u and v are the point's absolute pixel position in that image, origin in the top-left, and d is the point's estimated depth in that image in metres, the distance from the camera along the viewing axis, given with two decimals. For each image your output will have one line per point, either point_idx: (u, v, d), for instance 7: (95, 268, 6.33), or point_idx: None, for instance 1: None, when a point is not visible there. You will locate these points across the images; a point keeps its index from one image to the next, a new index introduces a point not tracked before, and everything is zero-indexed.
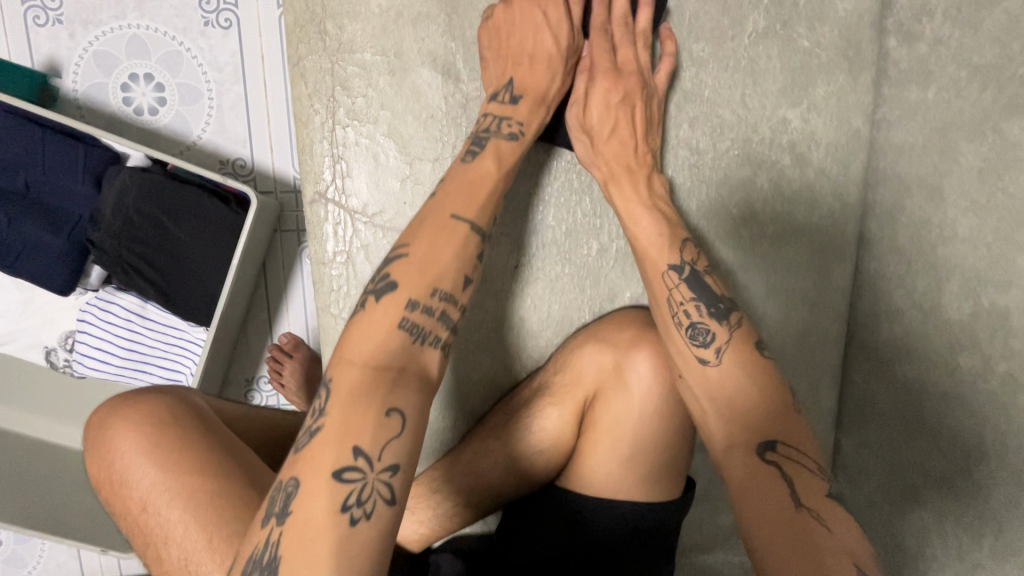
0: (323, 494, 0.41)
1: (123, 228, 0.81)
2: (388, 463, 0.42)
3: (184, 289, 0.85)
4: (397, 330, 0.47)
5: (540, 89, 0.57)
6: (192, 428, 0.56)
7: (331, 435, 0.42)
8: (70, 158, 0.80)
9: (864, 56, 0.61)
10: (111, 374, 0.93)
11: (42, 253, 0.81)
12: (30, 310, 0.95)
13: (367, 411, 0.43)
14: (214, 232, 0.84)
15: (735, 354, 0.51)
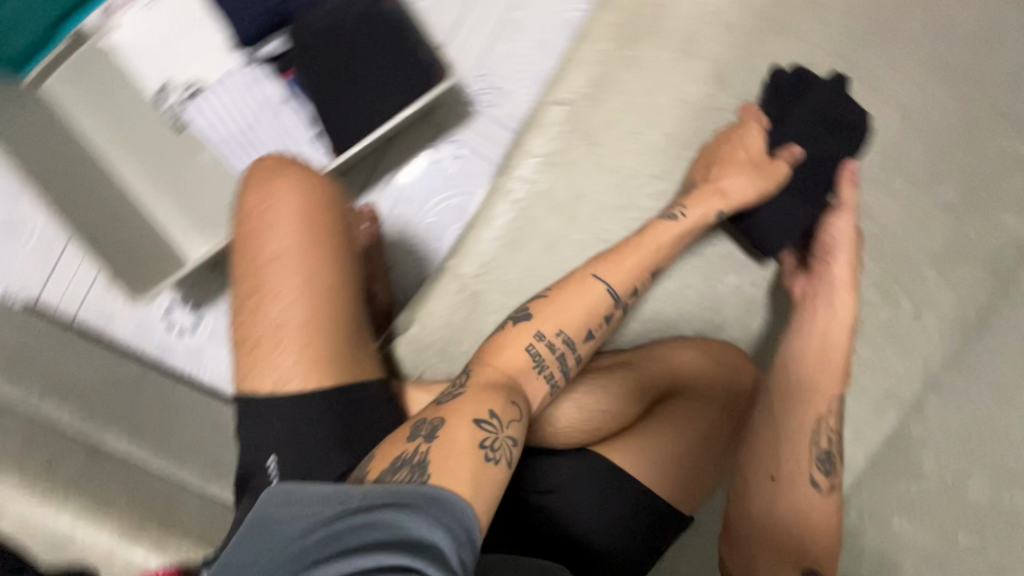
0: (464, 429, 0.52)
1: (319, 34, 0.86)
2: (511, 433, 0.54)
3: (336, 93, 0.88)
4: (581, 315, 0.65)
5: (727, 194, 0.77)
6: (331, 211, 0.68)
7: (469, 401, 0.54)
8: None
9: (1002, 272, 0.81)
10: (217, 137, 0.94)
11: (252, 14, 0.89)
12: (171, 45, 0.98)
13: (499, 398, 0.56)
14: (381, 78, 0.87)
15: (835, 500, 0.68)
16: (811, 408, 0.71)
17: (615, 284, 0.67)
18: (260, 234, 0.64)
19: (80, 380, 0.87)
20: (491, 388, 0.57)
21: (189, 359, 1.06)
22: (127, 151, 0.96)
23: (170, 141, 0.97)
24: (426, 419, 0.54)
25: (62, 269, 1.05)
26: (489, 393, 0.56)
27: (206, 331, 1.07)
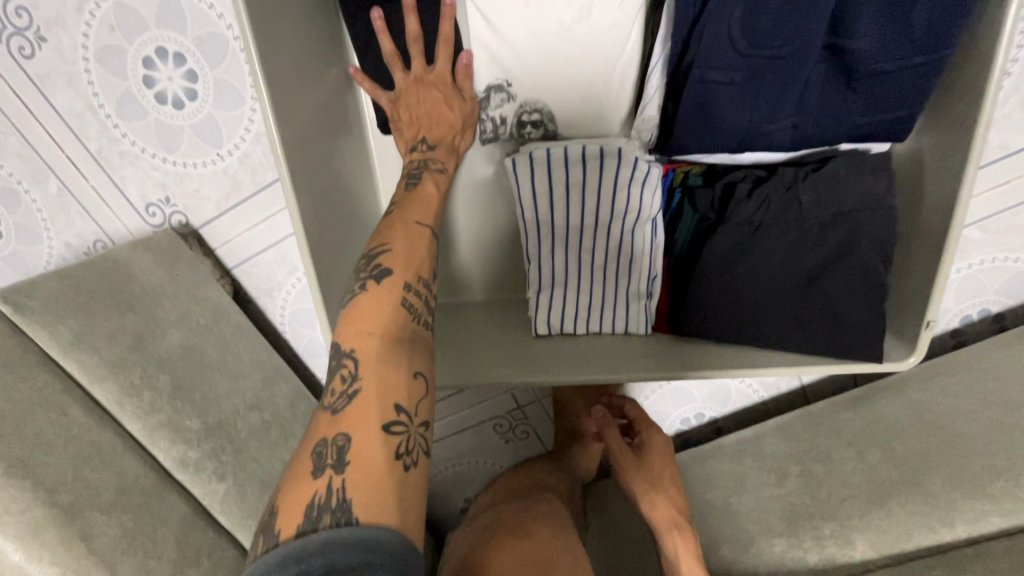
0: (373, 447, 0.40)
1: (794, 217, 0.56)
2: (422, 421, 0.44)
3: (725, 310, 0.59)
4: (397, 309, 0.48)
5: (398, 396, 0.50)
6: (512, 548, 0.49)
7: (369, 395, 0.43)
8: (890, 103, 0.49)
9: None
10: (537, 221, 0.65)
11: (716, 125, 0.52)
12: (551, 36, 0.60)
13: (399, 377, 0.44)
14: (845, 319, 0.56)
15: None
16: None
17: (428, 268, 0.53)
18: None
19: (234, 415, 0.66)
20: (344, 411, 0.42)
21: None
22: None
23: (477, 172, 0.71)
24: (326, 444, 0.40)
25: (243, 212, 0.77)
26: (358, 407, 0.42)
27: None
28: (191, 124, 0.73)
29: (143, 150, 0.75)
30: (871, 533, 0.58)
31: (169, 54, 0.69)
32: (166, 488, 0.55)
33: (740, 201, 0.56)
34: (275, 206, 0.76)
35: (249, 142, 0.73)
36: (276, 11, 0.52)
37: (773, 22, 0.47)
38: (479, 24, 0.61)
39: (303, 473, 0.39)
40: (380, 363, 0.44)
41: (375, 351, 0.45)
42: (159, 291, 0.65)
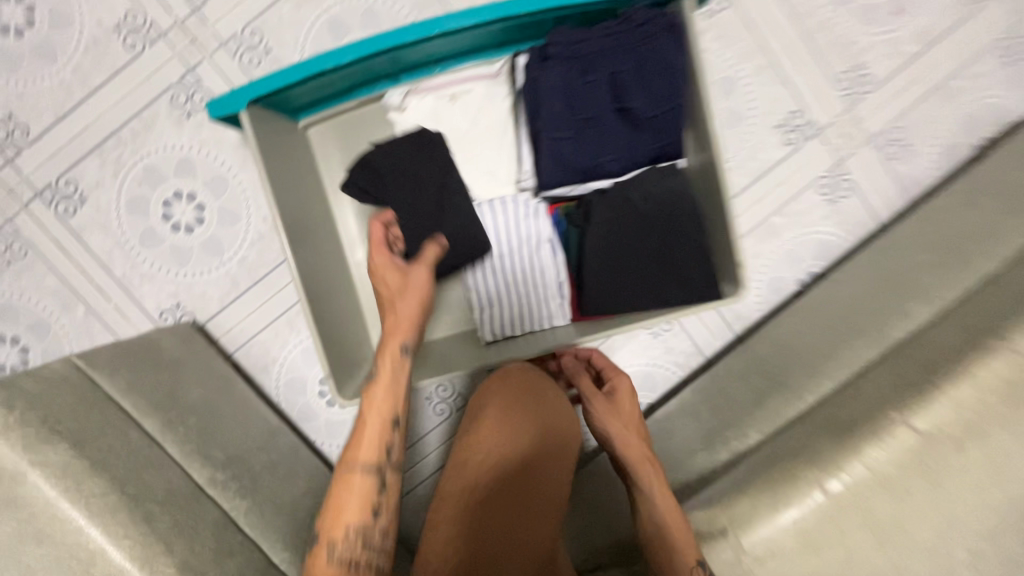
0: (337, 559, 0.64)
1: (635, 223, 0.81)
2: (376, 535, 0.67)
3: (609, 284, 0.83)
4: (358, 474, 0.68)
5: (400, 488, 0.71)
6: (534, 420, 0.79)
7: (336, 524, 0.66)
8: (665, 133, 0.80)
9: None
10: (467, 254, 0.89)
11: (568, 165, 0.81)
12: (460, 140, 0.89)
13: (354, 509, 0.66)
14: (689, 279, 0.80)
15: None
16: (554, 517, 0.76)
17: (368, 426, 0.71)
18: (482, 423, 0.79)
19: (249, 453, 0.79)
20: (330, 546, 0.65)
21: (327, 433, 1.01)
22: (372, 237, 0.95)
23: None
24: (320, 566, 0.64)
25: (243, 303, 0.97)
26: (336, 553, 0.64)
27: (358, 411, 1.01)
28: (200, 243, 0.95)
29: (159, 268, 0.96)
30: (760, 424, 0.76)
31: (185, 195, 0.94)
32: (204, 497, 0.67)
33: (598, 204, 0.82)
34: (269, 294, 0.97)
35: (245, 249, 0.96)
36: (273, 143, 0.79)
37: (585, 100, 0.79)
38: (408, 138, 0.90)
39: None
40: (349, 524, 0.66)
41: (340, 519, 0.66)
42: (182, 362, 0.81)
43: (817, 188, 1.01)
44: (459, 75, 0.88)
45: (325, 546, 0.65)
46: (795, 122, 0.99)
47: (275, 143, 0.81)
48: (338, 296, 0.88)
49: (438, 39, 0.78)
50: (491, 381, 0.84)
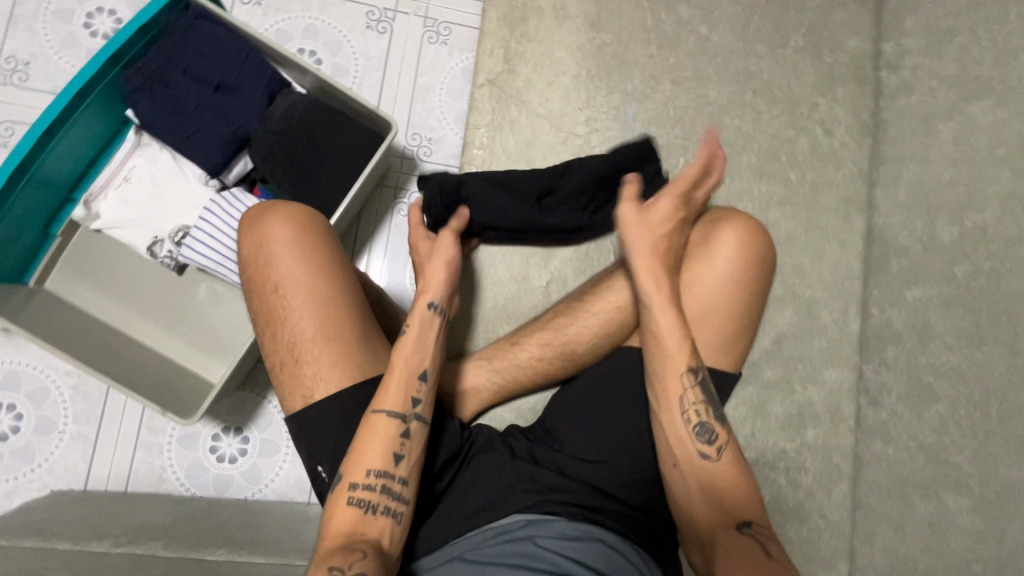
0: (387, 464, 0.58)
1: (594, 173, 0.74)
2: (409, 434, 0.60)
3: (312, 193, 0.98)
4: (379, 425, 0.59)
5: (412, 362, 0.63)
6: (323, 252, 0.69)
7: (367, 464, 0.58)
8: (259, 75, 0.98)
9: (855, 133, 0.86)
10: (212, 264, 1.00)
11: (217, 144, 0.98)
12: (156, 201, 1.04)
13: (391, 438, 0.59)
14: (359, 148, 1.00)
15: (731, 453, 0.59)
16: (545, 370, 0.72)
17: (410, 332, 0.64)
18: (287, 294, 0.67)
19: (153, 519, 0.86)
20: (357, 460, 0.58)
21: (249, 483, 1.06)
22: (151, 318, 1.06)
23: (186, 287, 1.07)
24: (355, 484, 0.57)
25: (100, 447, 1.04)
26: (379, 462, 0.58)
27: (258, 447, 1.07)
28: (31, 431, 1.03)
29: (14, 478, 1.02)
30: None
31: None
32: (107, 539, 0.74)
33: (255, 145, 0.97)
34: (117, 422, 1.05)
35: (70, 406, 1.04)
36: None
37: (192, 95, 0.97)
38: (120, 230, 1.04)
39: (339, 503, 0.57)
40: (386, 438, 0.59)
41: (367, 429, 0.59)
42: (60, 506, 0.89)
43: (429, 40, 1.20)
44: (117, 161, 1.04)
45: (352, 459, 0.58)
46: (376, 17, 1.20)
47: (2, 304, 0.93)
48: (145, 372, 0.99)
49: (53, 144, 0.95)
50: (246, 218, 0.73)
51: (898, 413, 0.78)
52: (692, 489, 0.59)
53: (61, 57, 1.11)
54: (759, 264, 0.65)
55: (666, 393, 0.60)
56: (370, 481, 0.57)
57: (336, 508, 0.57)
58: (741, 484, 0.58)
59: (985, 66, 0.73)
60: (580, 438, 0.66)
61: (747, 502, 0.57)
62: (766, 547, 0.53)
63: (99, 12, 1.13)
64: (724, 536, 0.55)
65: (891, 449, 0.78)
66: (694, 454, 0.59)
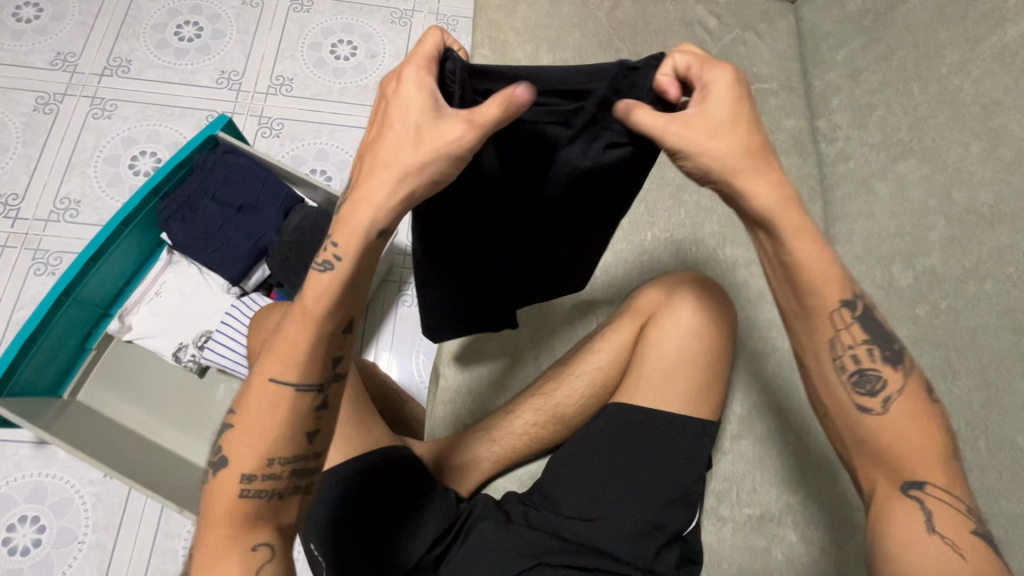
0: (289, 444, 0.57)
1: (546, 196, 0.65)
2: (320, 403, 0.58)
3: None
4: (280, 400, 0.56)
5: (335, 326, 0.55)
6: None
7: (263, 447, 0.57)
8: (276, 194, 1.13)
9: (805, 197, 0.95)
10: (232, 363, 1.08)
11: (239, 255, 1.10)
12: (182, 311, 1.15)
13: (293, 411, 0.56)
14: None
15: (903, 403, 0.58)
16: (541, 432, 0.76)
17: (341, 269, 0.53)
18: None
19: None
20: (257, 442, 0.57)
21: None
22: (171, 420, 1.11)
23: (205, 388, 1.14)
24: (254, 474, 0.56)
25: (116, 555, 1.05)
26: (285, 448, 0.57)
27: None
28: (51, 544, 1.05)
29: None
30: None
31: (16, 521, 1.06)
32: None
33: (272, 254, 1.10)
34: (134, 529, 1.07)
35: (91, 514, 1.07)
36: (32, 416, 0.99)
37: (218, 214, 1.11)
38: (148, 339, 1.13)
39: (233, 488, 0.56)
40: (297, 411, 0.57)
41: (271, 403, 0.56)
42: None
43: None
44: (149, 279, 1.17)
45: (253, 440, 0.57)
46: None
47: (39, 415, 1.00)
48: (164, 475, 1.03)
49: (95, 268, 1.07)
50: (253, 318, 0.82)
51: None
52: (843, 436, 0.60)
53: (108, 194, 1.28)
54: (716, 319, 0.74)
55: (821, 339, 0.59)
56: (272, 467, 0.57)
57: (231, 493, 0.57)
58: (918, 437, 0.57)
59: (903, 132, 0.84)
60: (573, 497, 0.70)
61: (924, 464, 0.57)
62: (932, 520, 0.56)
63: (142, 154, 1.32)
64: (885, 499, 0.58)
65: None
66: (852, 405, 0.59)
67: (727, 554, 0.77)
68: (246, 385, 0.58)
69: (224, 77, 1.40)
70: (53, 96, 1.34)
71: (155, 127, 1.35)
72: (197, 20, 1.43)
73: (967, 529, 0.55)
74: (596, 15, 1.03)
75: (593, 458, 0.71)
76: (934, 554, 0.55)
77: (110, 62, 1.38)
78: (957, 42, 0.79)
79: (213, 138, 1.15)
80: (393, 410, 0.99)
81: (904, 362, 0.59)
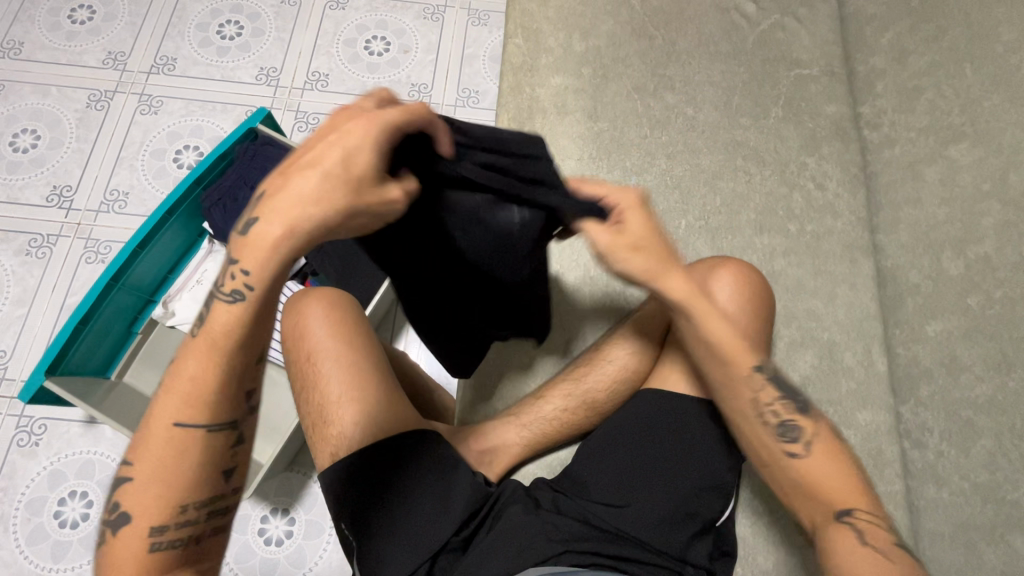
0: (202, 487, 0.57)
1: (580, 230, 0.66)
2: (238, 438, 0.59)
3: (353, 281, 1.12)
4: (186, 446, 0.56)
5: (240, 369, 0.56)
6: (356, 320, 0.78)
7: (169, 497, 0.56)
8: None
9: (845, 184, 0.92)
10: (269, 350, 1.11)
11: None
12: None
13: (202, 455, 0.56)
14: None
15: (821, 447, 0.64)
16: (571, 419, 0.76)
17: (255, 296, 0.52)
18: (319, 358, 0.74)
19: None
20: (162, 491, 0.56)
21: (294, 566, 1.08)
22: None
23: None
24: (166, 525, 0.56)
25: None
26: (197, 493, 0.57)
27: (303, 529, 1.10)
28: (98, 518, 1.10)
29: (80, 565, 1.07)
30: None
31: (66, 496, 1.11)
32: None
33: None
34: None
35: None
36: (82, 396, 1.03)
37: (257, 205, 1.14)
38: (190, 325, 1.18)
39: (140, 542, 0.55)
40: (209, 453, 0.57)
41: (174, 450, 0.55)
42: None
43: None
44: (191, 267, 1.21)
45: (155, 491, 0.55)
46: None
47: (89, 395, 1.05)
48: None
49: (140, 256, 1.12)
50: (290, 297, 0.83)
51: (945, 453, 0.74)
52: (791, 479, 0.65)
53: (153, 186, 1.34)
54: (753, 308, 0.72)
55: (733, 398, 0.66)
56: (186, 514, 0.57)
57: (136, 549, 0.55)
58: (839, 471, 0.63)
59: (954, 116, 0.80)
60: (606, 485, 0.69)
61: (848, 494, 0.62)
62: (865, 536, 0.60)
63: (186, 148, 1.37)
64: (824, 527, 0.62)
65: (946, 493, 0.73)
66: (779, 452, 0.65)
67: (762, 548, 0.75)
68: (138, 435, 0.56)
69: (262, 73, 1.44)
70: (104, 94, 1.41)
71: (198, 123, 1.40)
72: (238, 19, 1.48)
73: (891, 541, 0.60)
74: (630, 3, 1.02)
75: (627, 446, 0.69)
76: (868, 560, 0.58)
77: (157, 61, 1.44)
78: (1014, 19, 0.75)
79: (252, 131, 1.18)
80: (423, 394, 1.00)
81: (812, 411, 0.66)
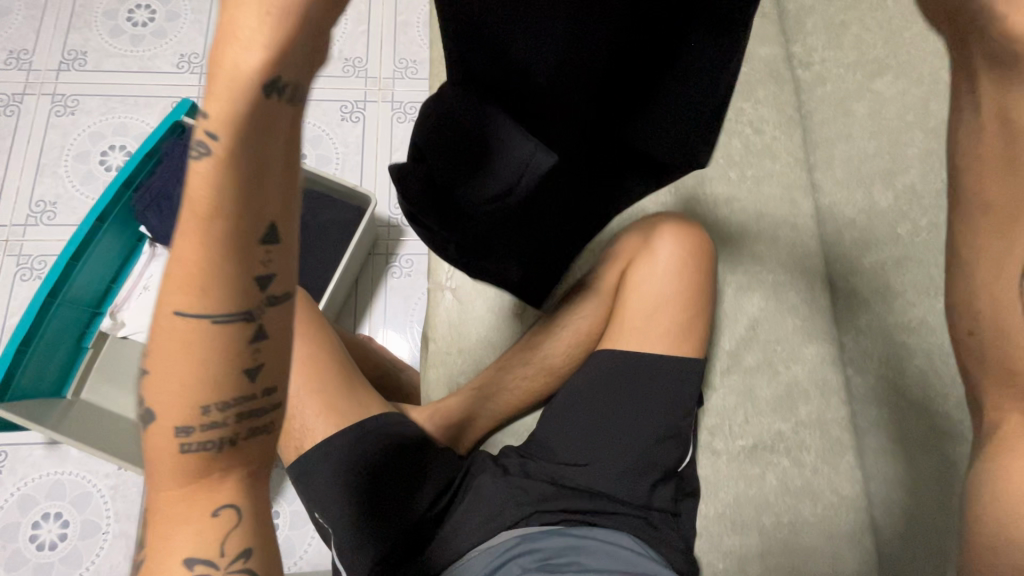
0: (223, 384, 0.35)
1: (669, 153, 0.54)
2: (262, 321, 0.35)
3: (307, 271, 1.10)
4: (203, 342, 0.34)
5: (228, 210, 0.30)
6: (308, 312, 0.77)
7: (184, 401, 0.35)
8: None
9: (780, 128, 0.93)
10: None
11: None
12: None
13: (225, 345, 0.34)
14: (344, 223, 1.13)
15: None
16: (533, 386, 0.78)
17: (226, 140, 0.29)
18: None
19: None
20: (176, 387, 0.35)
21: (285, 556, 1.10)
22: None
23: None
24: (189, 426, 0.36)
25: None
26: (220, 392, 0.35)
27: (288, 519, 1.11)
28: (77, 536, 1.08)
29: None
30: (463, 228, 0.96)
31: (41, 519, 1.09)
32: None
33: None
34: None
35: (110, 505, 1.10)
36: (38, 416, 1.00)
37: None
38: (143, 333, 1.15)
39: (165, 448, 0.37)
40: (226, 349, 0.34)
41: (181, 338, 0.34)
42: None
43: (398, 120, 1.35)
44: (136, 273, 1.17)
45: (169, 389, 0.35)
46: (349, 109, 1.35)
47: (44, 416, 1.02)
48: None
49: (79, 267, 1.07)
50: None
51: (884, 377, 0.78)
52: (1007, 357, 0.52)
53: (82, 192, 1.27)
54: (696, 259, 0.74)
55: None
56: (209, 417, 0.36)
57: (167, 453, 0.37)
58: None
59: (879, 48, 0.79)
60: (568, 446, 0.71)
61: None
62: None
63: (112, 149, 1.30)
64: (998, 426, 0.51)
65: (886, 413, 0.78)
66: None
67: (723, 484, 0.79)
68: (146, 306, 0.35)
69: (183, 60, 1.35)
70: (12, 97, 1.31)
71: (121, 120, 1.32)
72: (149, 3, 1.38)
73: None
74: None
75: (586, 405, 0.71)
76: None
77: (65, 56, 1.34)
78: None
79: (178, 124, 1.12)
80: (389, 379, 1.01)
81: None
